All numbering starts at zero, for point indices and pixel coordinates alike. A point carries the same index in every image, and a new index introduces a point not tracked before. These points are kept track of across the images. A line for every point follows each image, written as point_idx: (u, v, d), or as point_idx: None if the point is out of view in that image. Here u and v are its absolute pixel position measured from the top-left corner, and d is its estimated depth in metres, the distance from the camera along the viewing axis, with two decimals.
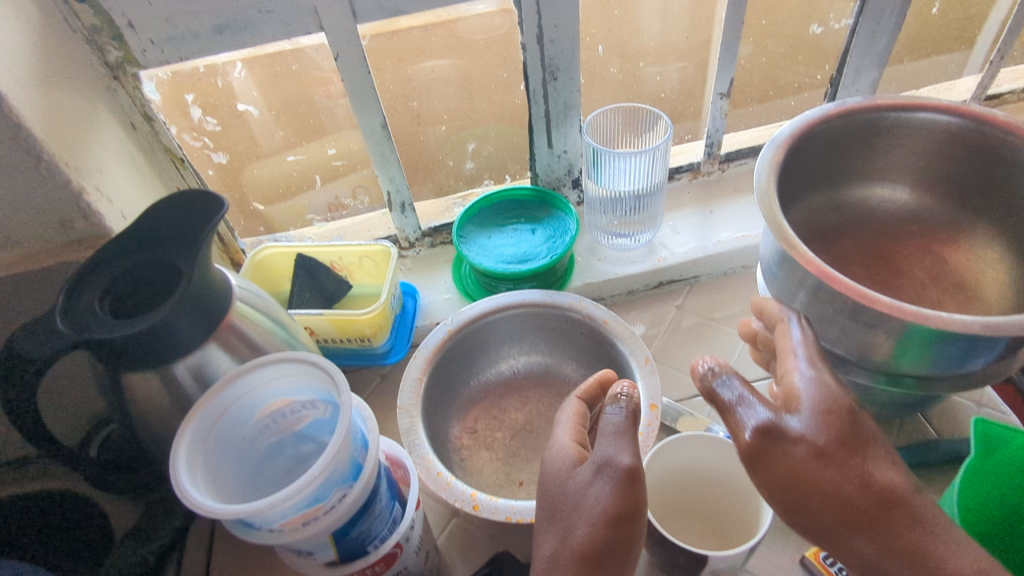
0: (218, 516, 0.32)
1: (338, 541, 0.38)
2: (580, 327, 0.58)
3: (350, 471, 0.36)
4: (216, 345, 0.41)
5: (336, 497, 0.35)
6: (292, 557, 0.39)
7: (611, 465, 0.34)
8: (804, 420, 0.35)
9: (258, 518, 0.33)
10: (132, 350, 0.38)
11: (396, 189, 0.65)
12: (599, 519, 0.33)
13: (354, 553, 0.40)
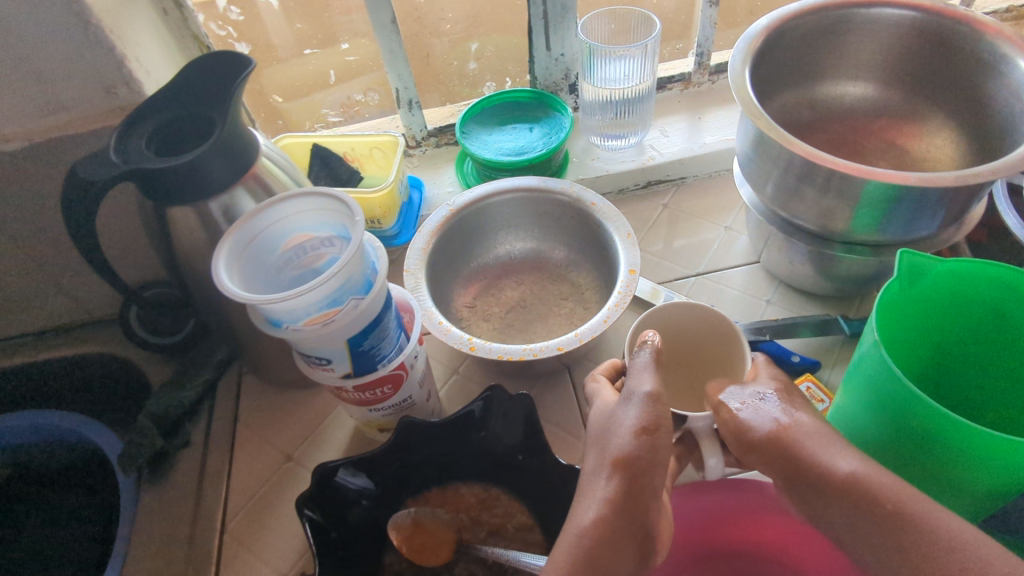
0: (254, 302, 0.38)
1: (353, 351, 0.44)
2: (569, 211, 0.64)
3: (362, 285, 0.43)
4: (244, 190, 0.48)
5: (353, 303, 0.42)
6: (315, 369, 0.45)
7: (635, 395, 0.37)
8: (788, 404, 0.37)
9: (287, 310, 0.40)
10: (173, 185, 0.44)
11: (404, 86, 0.69)
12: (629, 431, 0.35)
13: (367, 369, 0.46)
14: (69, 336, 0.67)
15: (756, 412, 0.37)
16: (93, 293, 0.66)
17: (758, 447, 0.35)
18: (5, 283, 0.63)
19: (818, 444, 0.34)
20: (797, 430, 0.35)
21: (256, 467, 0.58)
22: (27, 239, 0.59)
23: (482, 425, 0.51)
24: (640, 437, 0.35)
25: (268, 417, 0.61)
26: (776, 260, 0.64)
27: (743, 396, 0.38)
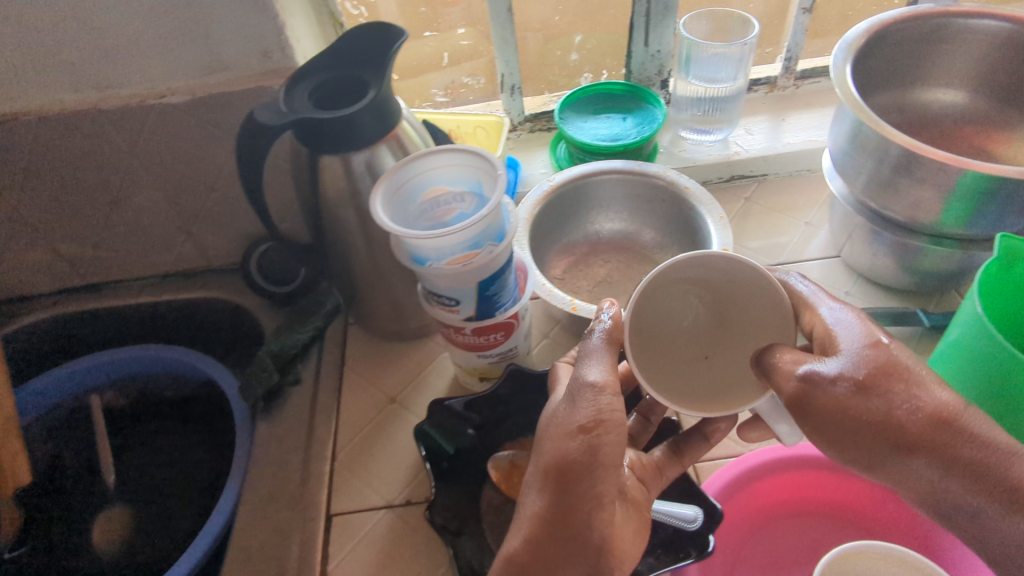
0: (411, 237, 0.43)
1: (480, 294, 0.49)
2: (661, 194, 0.67)
3: (496, 233, 0.47)
4: (385, 147, 0.53)
5: (488, 249, 0.47)
6: (442, 309, 0.50)
7: (582, 384, 0.40)
8: (844, 361, 0.38)
9: (435, 248, 0.45)
10: (328, 136, 0.50)
11: (509, 71, 0.75)
12: (573, 429, 0.38)
13: (487, 314, 0.51)
14: (191, 281, 0.75)
15: (875, 391, 0.37)
16: (217, 242, 0.72)
17: (890, 430, 0.36)
18: (144, 226, 0.70)
19: (974, 433, 0.35)
20: (943, 419, 0.36)
21: (362, 406, 0.63)
22: (171, 185, 0.66)
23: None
24: (578, 437, 0.38)
25: (372, 363, 0.66)
26: (857, 254, 0.67)
27: (821, 367, 0.38)
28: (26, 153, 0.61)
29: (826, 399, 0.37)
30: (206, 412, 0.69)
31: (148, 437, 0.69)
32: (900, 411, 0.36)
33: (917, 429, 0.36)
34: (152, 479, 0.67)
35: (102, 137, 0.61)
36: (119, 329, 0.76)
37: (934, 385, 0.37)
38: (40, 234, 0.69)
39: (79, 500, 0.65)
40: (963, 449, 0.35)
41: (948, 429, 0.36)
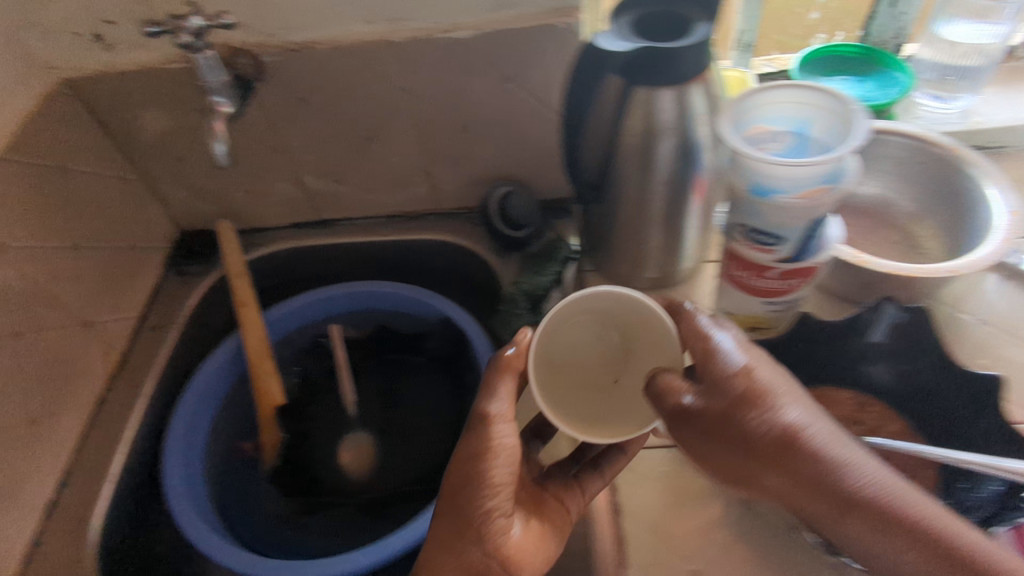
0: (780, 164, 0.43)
1: (807, 233, 0.48)
2: (922, 157, 0.64)
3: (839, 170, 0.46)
4: (699, 87, 0.51)
5: (840, 184, 0.44)
6: (759, 248, 0.50)
7: (500, 416, 0.46)
8: (697, 398, 0.44)
9: (793, 178, 0.44)
10: (652, 70, 0.49)
11: (746, 28, 0.74)
12: (500, 451, 0.45)
13: (802, 256, 0.50)
14: (419, 223, 0.77)
15: (737, 419, 0.42)
16: (452, 184, 0.73)
17: (744, 450, 0.42)
18: (390, 164, 0.71)
19: (830, 456, 0.41)
20: (807, 448, 0.41)
21: None
22: (428, 124, 0.67)
23: (869, 332, 0.54)
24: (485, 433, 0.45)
25: None
26: None
27: (738, 393, 0.43)
28: (308, 84, 0.63)
29: (718, 420, 0.43)
30: (443, 354, 0.71)
31: (386, 374, 0.72)
32: (753, 428, 0.42)
33: (770, 446, 0.42)
34: (395, 414, 0.69)
35: (381, 70, 0.62)
36: (347, 265, 0.79)
37: (779, 407, 0.42)
38: (292, 167, 0.71)
39: (329, 426, 0.68)
40: (819, 470, 0.40)
41: (789, 447, 0.41)
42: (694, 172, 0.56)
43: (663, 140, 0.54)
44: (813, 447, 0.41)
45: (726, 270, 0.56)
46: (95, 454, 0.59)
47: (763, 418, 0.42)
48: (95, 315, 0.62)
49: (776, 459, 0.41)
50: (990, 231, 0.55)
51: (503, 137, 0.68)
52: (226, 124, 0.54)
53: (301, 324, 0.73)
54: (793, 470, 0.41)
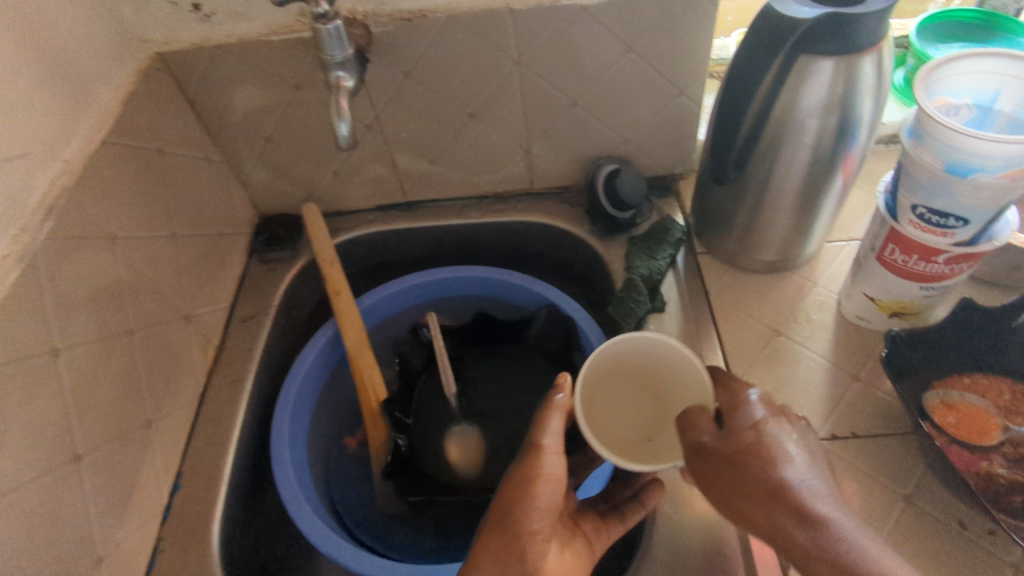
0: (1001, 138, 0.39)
1: (995, 215, 0.44)
2: None
3: None
4: (872, 57, 0.47)
5: None
6: (937, 229, 0.46)
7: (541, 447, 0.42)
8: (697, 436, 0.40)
9: (1005, 154, 0.40)
10: (823, 38, 0.45)
11: None
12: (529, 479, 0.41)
13: (980, 240, 0.46)
14: (512, 204, 0.73)
15: (768, 483, 0.37)
16: (552, 163, 0.69)
17: (711, 462, 0.39)
18: (489, 142, 0.67)
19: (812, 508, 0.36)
20: (772, 512, 0.37)
21: (745, 338, 0.60)
22: (536, 98, 0.62)
23: None
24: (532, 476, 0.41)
25: (740, 294, 0.62)
26: None
27: (757, 464, 0.38)
28: (416, 57, 0.58)
29: (726, 470, 0.38)
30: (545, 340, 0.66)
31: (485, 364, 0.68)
32: (758, 484, 0.38)
33: (765, 510, 0.37)
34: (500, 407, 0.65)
35: (494, 40, 0.57)
36: (434, 249, 0.75)
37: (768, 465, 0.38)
38: (385, 146, 0.67)
39: None
40: (794, 543, 0.36)
41: (774, 503, 0.37)
42: (848, 150, 0.52)
43: (823, 116, 0.50)
44: (793, 485, 0.37)
45: (873, 255, 0.52)
46: (205, 454, 0.56)
47: (748, 475, 0.38)
48: (192, 308, 0.59)
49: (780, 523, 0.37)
50: None
51: (615, 111, 0.64)
52: (348, 102, 0.50)
53: (394, 314, 0.70)
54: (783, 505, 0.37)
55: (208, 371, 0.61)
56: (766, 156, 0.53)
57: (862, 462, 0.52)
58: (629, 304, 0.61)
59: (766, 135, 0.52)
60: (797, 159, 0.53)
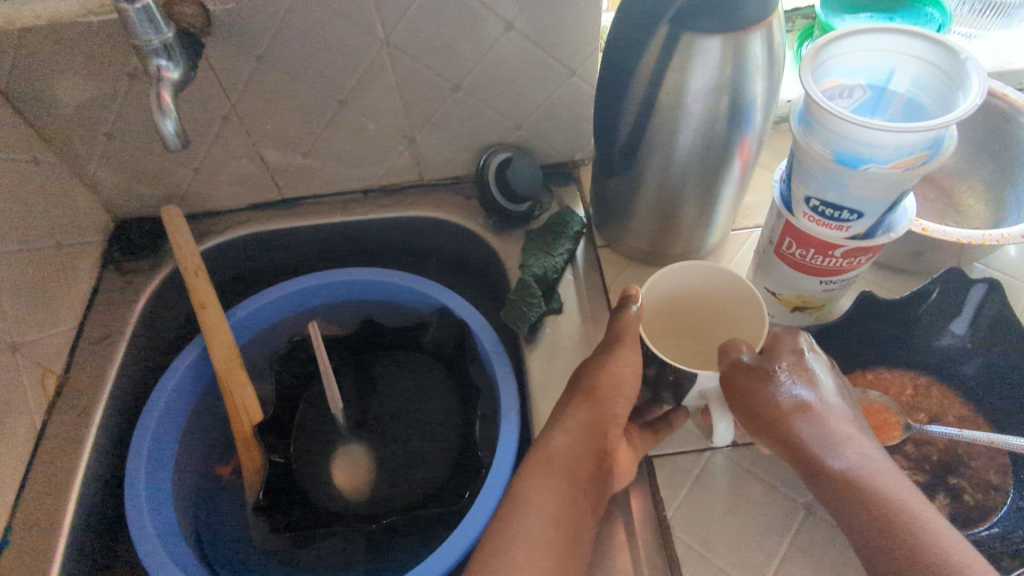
0: (891, 129, 0.35)
1: (890, 206, 0.41)
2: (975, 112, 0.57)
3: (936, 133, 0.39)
4: (761, 33, 0.43)
5: (941, 153, 0.37)
6: (832, 222, 0.42)
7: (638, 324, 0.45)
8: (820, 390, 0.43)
9: (898, 145, 0.36)
10: (704, 11, 0.41)
11: None
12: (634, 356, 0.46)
13: (877, 232, 0.43)
14: (402, 198, 0.66)
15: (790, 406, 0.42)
16: (441, 152, 0.63)
17: (773, 411, 0.41)
18: (367, 131, 0.60)
19: (820, 425, 0.41)
20: (844, 444, 0.40)
21: None
22: (412, 82, 0.56)
23: (952, 319, 0.50)
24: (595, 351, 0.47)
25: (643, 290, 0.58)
26: None
27: (783, 387, 0.42)
28: (268, 37, 0.51)
29: (753, 390, 0.41)
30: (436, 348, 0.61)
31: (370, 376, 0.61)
32: (779, 404, 0.41)
33: (791, 428, 0.41)
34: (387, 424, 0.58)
35: (354, 16, 0.50)
36: (318, 250, 0.68)
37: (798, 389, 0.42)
38: (249, 138, 0.59)
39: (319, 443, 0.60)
40: (815, 455, 0.40)
41: (791, 424, 0.41)
42: (742, 135, 0.48)
43: (714, 99, 0.45)
44: (814, 415, 0.41)
45: (773, 246, 0.49)
46: (39, 502, 0.49)
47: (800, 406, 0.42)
48: (20, 334, 0.51)
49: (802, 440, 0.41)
50: None
51: (502, 95, 0.58)
52: (171, 92, 0.43)
53: (271, 325, 0.63)
54: (786, 423, 0.41)
55: (48, 405, 0.53)
56: (658, 144, 0.49)
57: (764, 469, 0.48)
58: (522, 308, 0.55)
59: (656, 121, 0.47)
60: (690, 148, 0.48)
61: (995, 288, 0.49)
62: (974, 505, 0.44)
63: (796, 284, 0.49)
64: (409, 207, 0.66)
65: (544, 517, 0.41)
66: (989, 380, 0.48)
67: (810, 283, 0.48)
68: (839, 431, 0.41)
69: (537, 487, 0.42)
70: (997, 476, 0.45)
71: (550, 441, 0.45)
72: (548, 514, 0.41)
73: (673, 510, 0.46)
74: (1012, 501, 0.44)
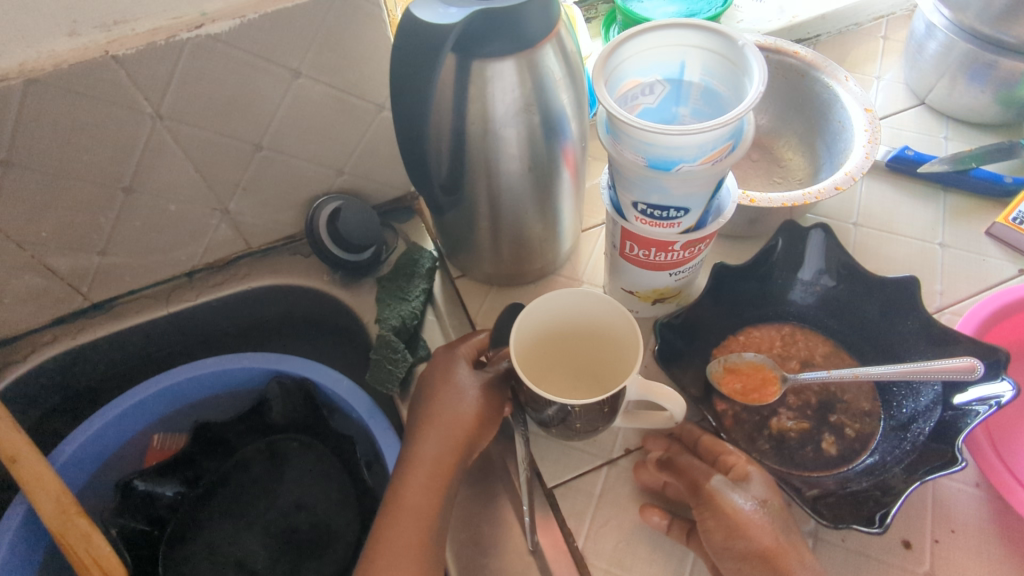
0: (680, 131, 0.35)
1: (711, 194, 0.41)
2: (779, 74, 0.62)
3: (736, 134, 0.38)
4: (548, 49, 0.41)
5: (740, 142, 0.38)
6: (663, 218, 0.42)
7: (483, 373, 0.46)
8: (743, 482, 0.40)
9: (690, 150, 0.36)
10: (494, 34, 0.38)
11: None
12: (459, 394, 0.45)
13: (705, 222, 0.44)
14: (232, 272, 0.60)
15: (727, 507, 0.39)
16: (262, 216, 0.58)
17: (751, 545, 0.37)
18: (170, 213, 0.53)
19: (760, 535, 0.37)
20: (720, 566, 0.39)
21: None
22: (203, 151, 0.50)
23: (800, 269, 0.53)
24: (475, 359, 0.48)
25: None
26: (951, 95, 0.64)
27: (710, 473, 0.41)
28: (8, 137, 0.43)
29: (690, 470, 0.42)
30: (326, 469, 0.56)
31: (235, 485, 0.56)
32: (744, 515, 0.38)
33: (741, 530, 0.38)
34: (231, 534, 0.54)
35: (110, 96, 0.44)
36: (151, 347, 0.61)
37: (718, 480, 0.40)
38: (25, 252, 0.50)
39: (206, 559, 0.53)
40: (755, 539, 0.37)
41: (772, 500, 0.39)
42: (562, 144, 0.47)
43: (519, 118, 0.43)
44: (761, 527, 0.38)
45: (617, 251, 0.48)
46: None
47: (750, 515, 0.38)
48: None
49: (765, 500, 0.39)
50: (850, 161, 0.53)
51: (310, 142, 0.54)
52: None
53: (120, 444, 0.56)
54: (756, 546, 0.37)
55: None
56: (482, 171, 0.46)
57: None
58: (386, 367, 0.52)
59: (474, 148, 0.44)
60: (518, 167, 0.46)
61: (831, 232, 0.51)
62: (856, 436, 0.47)
63: (648, 286, 0.50)
64: (239, 279, 0.60)
65: (443, 449, 0.43)
66: (831, 307, 0.53)
67: (663, 282, 0.49)
68: (739, 481, 0.40)
69: (435, 433, 0.44)
70: (868, 402, 0.49)
71: (426, 438, 0.44)
72: (405, 551, 0.40)
73: (584, 538, 0.45)
74: (885, 421, 0.48)
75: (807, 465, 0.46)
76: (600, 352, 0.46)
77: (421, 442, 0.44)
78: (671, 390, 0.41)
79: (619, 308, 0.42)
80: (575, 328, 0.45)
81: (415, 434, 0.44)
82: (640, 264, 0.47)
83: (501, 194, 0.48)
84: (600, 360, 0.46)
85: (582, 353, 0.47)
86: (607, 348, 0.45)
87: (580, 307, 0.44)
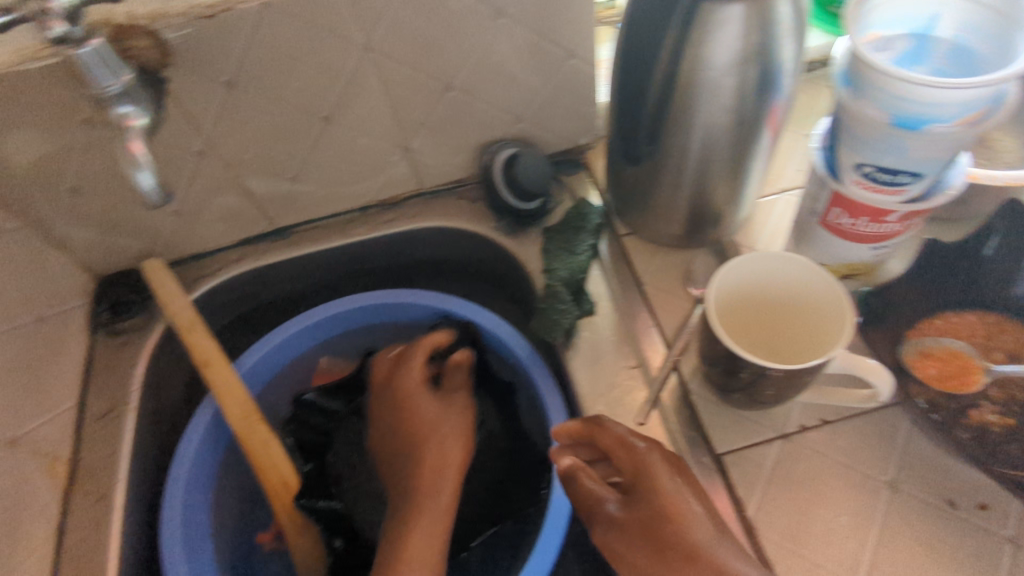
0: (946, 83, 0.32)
1: (949, 161, 0.38)
2: None
3: (999, 94, 0.34)
4: None
5: (1002, 104, 0.35)
6: (888, 182, 0.39)
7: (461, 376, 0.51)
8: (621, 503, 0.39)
9: (948, 106, 0.33)
10: None
11: None
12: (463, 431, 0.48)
13: (932, 193, 0.40)
14: (403, 210, 0.62)
15: (653, 520, 0.37)
16: (438, 157, 0.59)
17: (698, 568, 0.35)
18: (357, 147, 0.55)
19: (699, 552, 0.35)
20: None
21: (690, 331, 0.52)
22: (399, 86, 0.51)
23: None
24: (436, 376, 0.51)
25: (676, 276, 0.55)
26: None
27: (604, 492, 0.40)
28: (236, 58, 0.45)
29: (585, 487, 0.41)
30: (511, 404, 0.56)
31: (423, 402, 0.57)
32: (666, 539, 0.36)
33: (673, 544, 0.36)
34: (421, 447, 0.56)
35: (329, 24, 0.45)
36: (322, 276, 0.64)
37: (612, 502, 0.39)
38: (229, 172, 0.54)
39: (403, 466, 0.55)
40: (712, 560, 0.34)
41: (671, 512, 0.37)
42: (772, 104, 0.45)
43: (737, 68, 0.41)
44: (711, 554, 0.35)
45: (818, 218, 0.46)
46: None
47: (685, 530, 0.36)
48: (21, 424, 0.47)
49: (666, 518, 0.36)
50: None
51: (497, 85, 0.54)
52: (101, 36, 0.34)
53: (293, 361, 0.60)
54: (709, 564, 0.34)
55: (64, 493, 0.49)
56: (683, 122, 0.44)
57: (837, 450, 0.46)
58: (554, 316, 0.52)
59: (681, 97, 0.43)
60: (723, 123, 0.44)
61: None
62: None
63: (844, 260, 0.47)
64: (409, 218, 0.62)
65: (457, 445, 0.47)
66: None
67: (864, 257, 0.46)
68: (633, 498, 0.39)
69: (431, 443, 0.46)
70: None
71: (425, 450, 0.46)
72: (436, 525, 0.43)
73: (755, 509, 0.44)
74: None
75: (1013, 464, 0.43)
76: (792, 324, 0.44)
77: (421, 455, 0.46)
78: (880, 367, 0.39)
79: (831, 283, 0.40)
80: (770, 293, 0.44)
81: (412, 455, 0.46)
82: (843, 233, 0.45)
83: (697, 150, 0.46)
84: (791, 333, 0.45)
85: (773, 324, 0.45)
86: (803, 321, 0.43)
87: (776, 274, 0.42)
